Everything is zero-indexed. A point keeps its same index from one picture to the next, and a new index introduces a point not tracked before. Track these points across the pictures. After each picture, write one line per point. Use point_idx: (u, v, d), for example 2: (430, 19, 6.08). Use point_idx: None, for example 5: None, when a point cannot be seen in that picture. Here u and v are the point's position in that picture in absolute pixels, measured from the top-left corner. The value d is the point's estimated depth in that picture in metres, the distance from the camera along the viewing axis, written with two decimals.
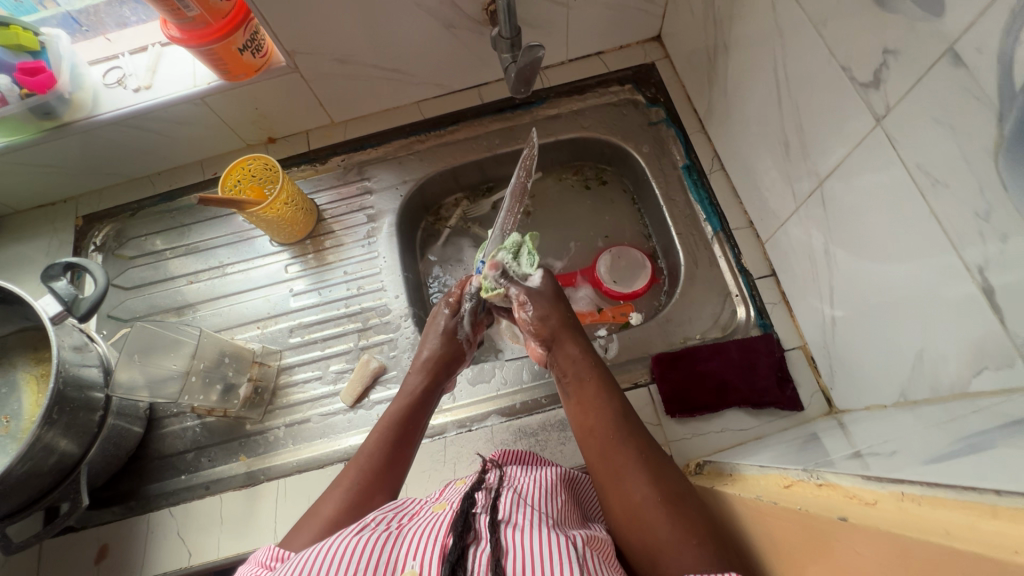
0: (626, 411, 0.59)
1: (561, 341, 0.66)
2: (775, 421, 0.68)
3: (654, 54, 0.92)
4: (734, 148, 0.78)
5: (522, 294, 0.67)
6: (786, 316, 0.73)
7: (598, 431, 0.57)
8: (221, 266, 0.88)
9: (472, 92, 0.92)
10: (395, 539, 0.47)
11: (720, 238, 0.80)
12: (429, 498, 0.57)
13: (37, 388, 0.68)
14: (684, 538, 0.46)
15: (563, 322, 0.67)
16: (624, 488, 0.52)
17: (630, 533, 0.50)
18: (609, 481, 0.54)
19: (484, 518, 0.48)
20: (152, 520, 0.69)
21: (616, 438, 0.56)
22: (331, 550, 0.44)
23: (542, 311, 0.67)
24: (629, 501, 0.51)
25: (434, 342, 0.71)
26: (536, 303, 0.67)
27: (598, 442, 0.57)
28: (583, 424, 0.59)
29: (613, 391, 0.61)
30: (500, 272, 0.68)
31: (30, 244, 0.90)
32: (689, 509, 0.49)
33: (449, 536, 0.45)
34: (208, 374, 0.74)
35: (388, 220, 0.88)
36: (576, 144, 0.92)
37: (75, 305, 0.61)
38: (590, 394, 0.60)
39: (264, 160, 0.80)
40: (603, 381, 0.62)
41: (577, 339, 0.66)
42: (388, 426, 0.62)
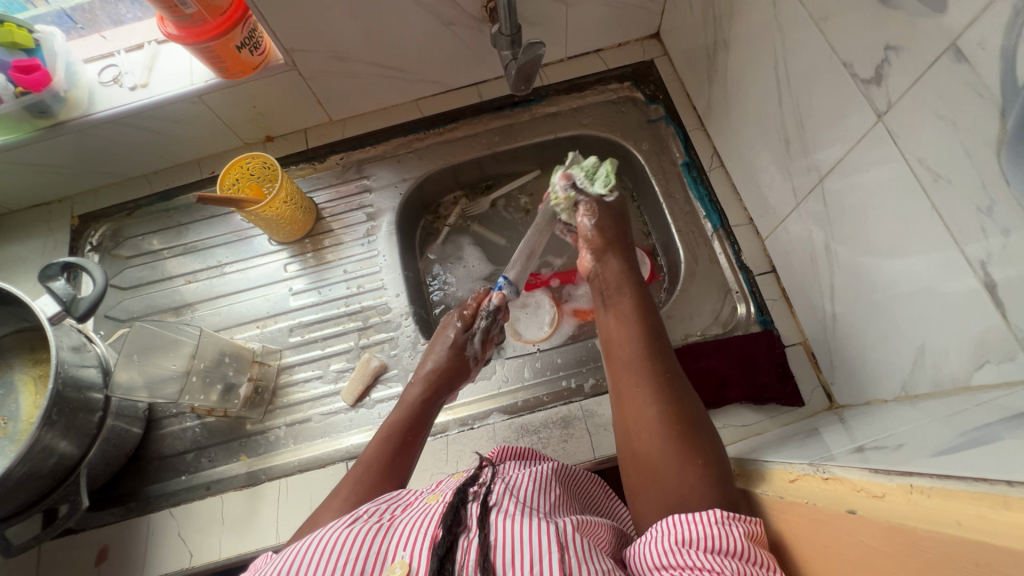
0: (659, 333, 0.61)
1: (606, 256, 0.68)
2: (775, 417, 0.68)
3: (653, 51, 0.92)
4: (735, 145, 0.78)
5: (589, 205, 0.69)
6: (786, 312, 0.74)
7: (629, 343, 0.60)
8: (220, 265, 0.88)
9: (471, 89, 0.92)
10: (386, 531, 0.47)
11: (720, 235, 0.80)
12: (425, 490, 0.56)
13: (35, 389, 0.67)
14: (689, 458, 0.49)
15: (616, 239, 0.69)
16: (641, 401, 0.55)
17: (636, 441, 0.53)
18: (629, 392, 0.56)
19: (476, 509, 0.48)
20: (152, 521, 0.69)
21: (644, 355, 0.58)
22: (322, 542, 0.45)
23: (603, 223, 0.69)
24: (643, 413, 0.54)
25: (439, 352, 0.71)
26: (599, 214, 0.69)
27: (627, 352, 0.59)
28: (612, 336, 0.62)
29: (648, 312, 0.63)
30: (570, 183, 0.69)
31: (25, 244, 0.89)
32: (699, 434, 0.52)
33: (439, 528, 0.45)
34: (208, 374, 0.74)
35: (387, 218, 0.88)
36: (576, 141, 0.92)
37: (73, 305, 0.60)
38: (628, 309, 0.63)
39: (263, 158, 0.79)
40: (642, 301, 0.64)
41: (624, 256, 0.68)
42: (388, 434, 0.63)
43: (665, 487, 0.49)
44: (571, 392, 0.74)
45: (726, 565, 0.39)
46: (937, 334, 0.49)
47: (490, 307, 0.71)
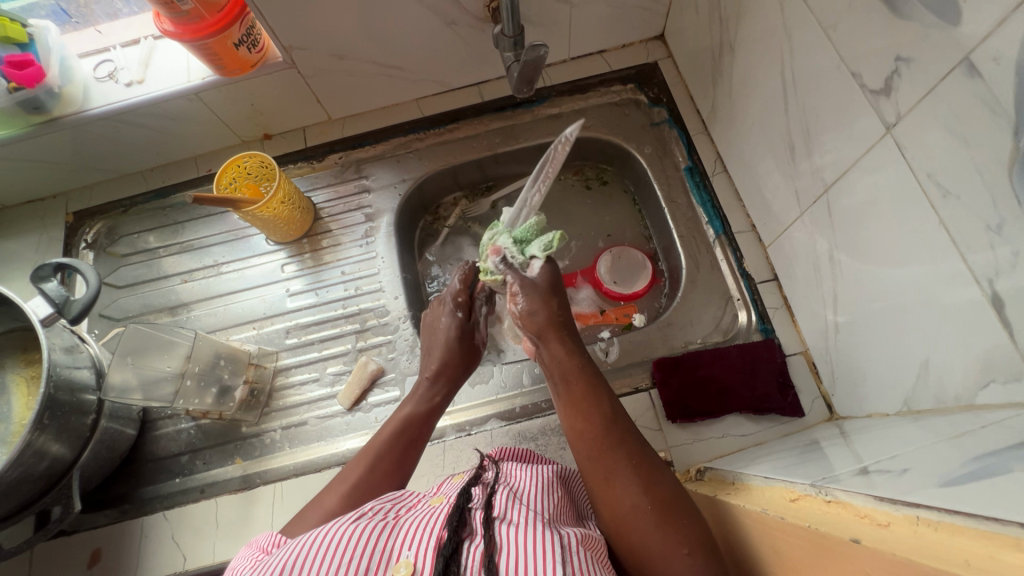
0: (617, 412, 0.57)
1: (547, 338, 0.63)
2: (775, 427, 0.68)
3: (657, 53, 0.91)
4: (739, 151, 0.77)
5: (515, 284, 0.65)
6: (788, 321, 0.73)
7: (587, 435, 0.55)
8: (217, 265, 0.87)
9: (472, 89, 0.91)
10: (391, 530, 0.46)
11: (721, 242, 0.79)
12: (426, 492, 0.56)
13: (27, 391, 0.66)
14: (676, 548, 0.46)
15: (550, 320, 0.64)
16: (615, 494, 0.51)
17: (621, 538, 0.50)
18: (601, 487, 0.52)
19: (479, 513, 0.47)
20: (146, 523, 0.69)
21: (608, 444, 0.54)
22: (329, 538, 0.44)
23: (534, 307, 0.64)
24: (619, 508, 0.50)
25: (442, 346, 0.69)
26: (528, 293, 0.65)
27: (587, 446, 0.54)
28: (571, 428, 0.57)
29: (602, 393, 0.58)
30: (500, 258, 0.68)
31: (19, 241, 0.88)
32: (679, 515, 0.49)
33: (445, 531, 0.45)
34: (203, 377, 0.73)
35: (386, 219, 0.87)
36: (578, 144, 0.91)
37: (66, 307, 0.59)
38: (579, 397, 0.58)
39: (260, 157, 0.78)
40: (592, 384, 0.59)
41: (564, 337, 0.63)
42: (398, 430, 0.62)
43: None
44: None
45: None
46: (941, 351, 0.48)
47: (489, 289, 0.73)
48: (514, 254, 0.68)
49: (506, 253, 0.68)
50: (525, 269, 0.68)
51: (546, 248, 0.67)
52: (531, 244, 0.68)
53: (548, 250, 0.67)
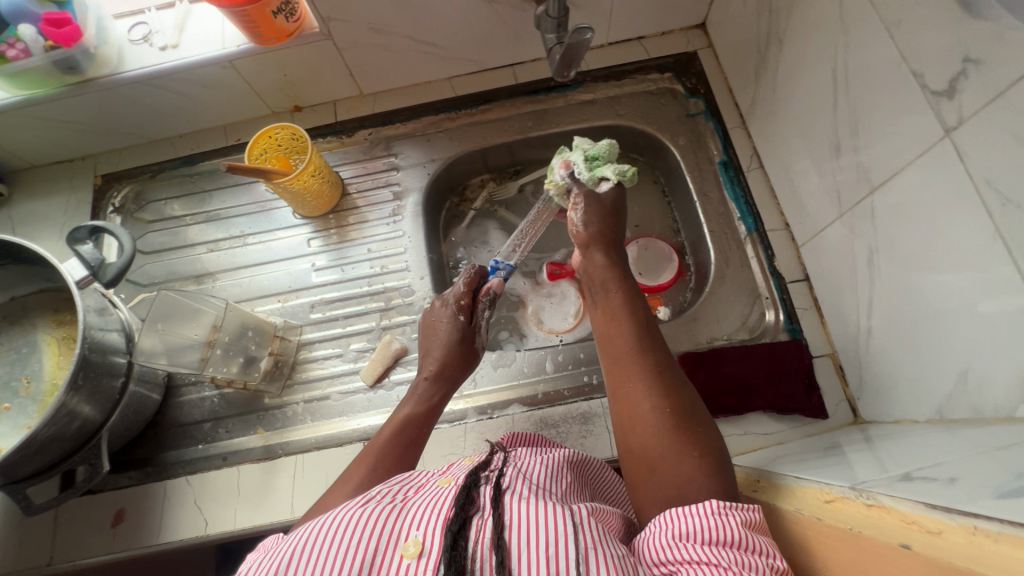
0: (650, 326, 0.62)
1: (592, 249, 0.69)
2: (798, 427, 0.67)
3: (697, 42, 0.89)
4: (777, 147, 0.76)
5: (579, 195, 0.71)
6: (817, 322, 0.72)
7: (618, 340, 0.60)
8: (242, 236, 0.87)
9: (506, 71, 0.89)
10: (399, 511, 0.47)
11: (753, 239, 0.78)
12: (437, 471, 0.57)
13: (59, 350, 0.66)
14: (685, 451, 0.50)
15: (602, 233, 0.70)
16: (635, 394, 0.55)
17: (632, 438, 0.54)
18: (622, 387, 0.57)
19: (486, 491, 0.48)
20: (169, 487, 0.70)
21: (635, 348, 0.59)
22: (337, 521, 0.45)
23: (590, 222, 0.70)
24: (636, 407, 0.55)
25: (441, 340, 0.70)
26: (588, 205, 0.70)
27: (617, 349, 0.60)
28: (604, 334, 0.63)
29: (636, 307, 0.63)
30: (569, 172, 0.71)
31: (46, 201, 0.88)
32: (692, 422, 0.52)
33: (452, 509, 0.45)
34: (230, 346, 0.74)
35: (413, 198, 0.86)
36: (610, 132, 0.90)
37: (102, 270, 0.59)
38: (615, 306, 0.63)
39: (292, 129, 0.78)
40: (629, 295, 0.64)
41: (609, 251, 0.69)
42: (400, 429, 0.62)
43: (663, 479, 0.49)
44: (592, 388, 0.73)
45: (723, 556, 0.40)
46: (982, 360, 0.48)
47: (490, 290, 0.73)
48: (586, 171, 0.69)
49: (576, 168, 0.71)
50: (592, 186, 0.71)
51: (618, 174, 0.69)
52: (604, 166, 0.70)
53: (619, 176, 0.69)
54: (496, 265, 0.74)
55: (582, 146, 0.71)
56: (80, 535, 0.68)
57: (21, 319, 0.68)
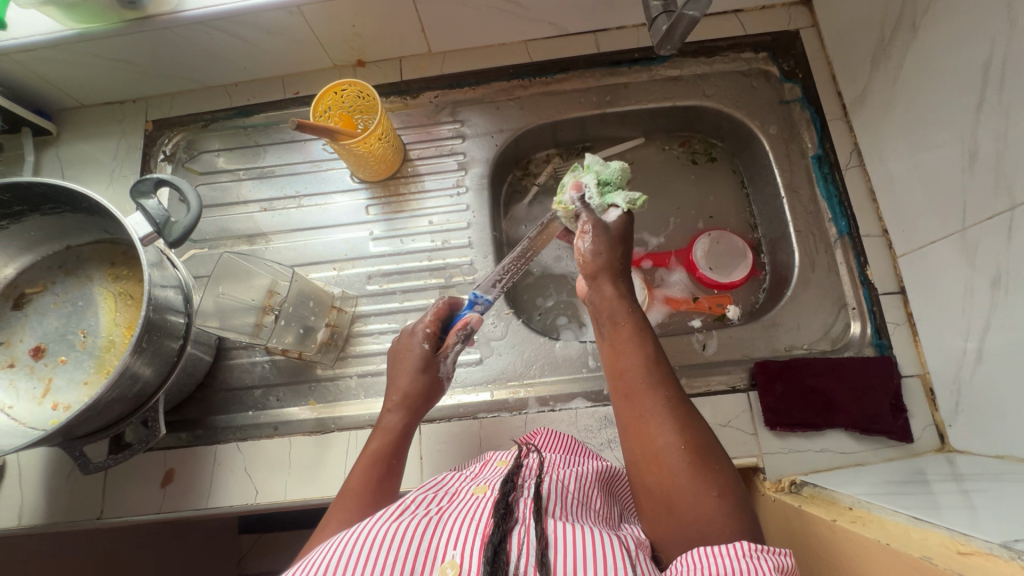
0: (660, 353, 0.55)
1: (601, 281, 0.59)
2: (880, 450, 0.64)
3: (800, 22, 0.81)
4: (888, 146, 0.69)
5: (587, 222, 0.62)
6: (909, 339, 0.67)
7: (629, 375, 0.53)
8: (297, 197, 0.82)
9: (587, 37, 0.82)
10: (437, 524, 0.45)
11: (844, 243, 0.73)
12: (468, 476, 0.56)
13: (115, 307, 0.64)
14: (705, 491, 0.47)
15: (610, 263, 0.60)
16: (649, 432, 0.50)
17: (648, 476, 0.50)
18: (634, 423, 0.51)
19: (524, 505, 0.47)
20: (218, 454, 0.68)
21: (646, 383, 0.52)
22: (371, 534, 0.42)
23: (596, 249, 0.60)
24: (652, 445, 0.50)
25: (410, 373, 0.62)
26: (598, 234, 0.61)
27: (626, 384, 0.53)
28: (611, 364, 0.55)
29: (646, 337, 0.55)
30: (580, 195, 0.65)
31: (96, 143, 0.84)
32: (711, 460, 0.49)
33: (491, 521, 0.44)
34: (291, 317, 0.70)
35: (478, 170, 0.81)
36: (693, 113, 0.84)
37: (167, 228, 0.56)
38: (626, 337, 0.55)
39: (361, 86, 0.72)
40: (639, 321, 0.56)
41: (620, 282, 0.59)
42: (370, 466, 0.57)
43: (685, 521, 0.47)
44: None
45: None
46: None
47: (466, 326, 0.62)
48: (595, 196, 0.64)
49: (586, 192, 0.65)
50: (601, 214, 0.65)
51: (628, 203, 0.64)
52: (614, 192, 0.65)
53: (630, 205, 0.64)
54: (476, 297, 0.64)
55: (595, 167, 0.66)
56: (130, 493, 0.68)
57: (76, 270, 0.65)
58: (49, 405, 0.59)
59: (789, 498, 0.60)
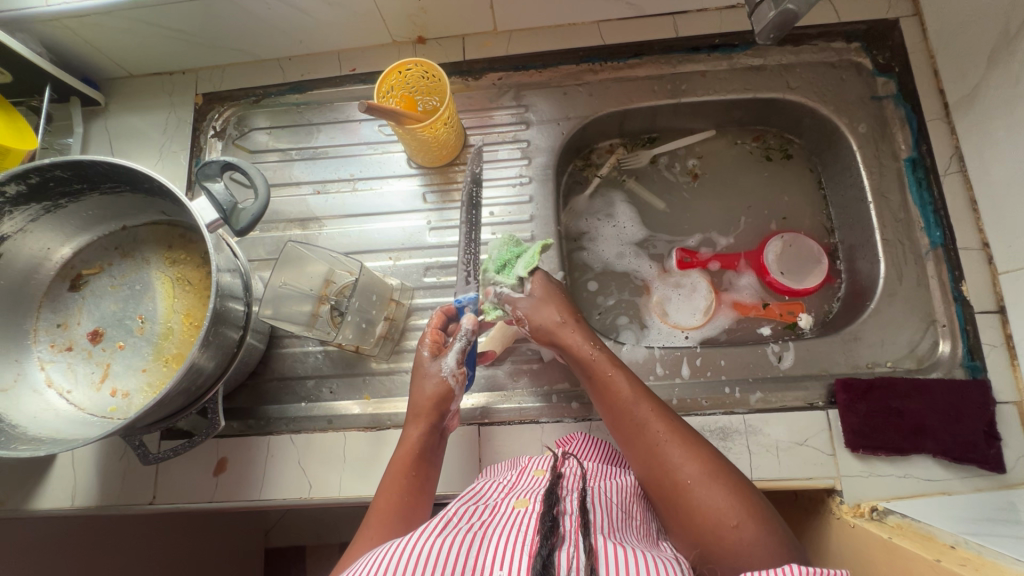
0: (640, 387, 0.58)
1: (563, 334, 0.62)
2: (969, 480, 0.60)
3: (900, 9, 0.74)
4: (999, 152, 0.63)
5: (515, 313, 0.64)
6: (1006, 363, 0.63)
7: (619, 420, 0.56)
8: (352, 180, 0.79)
9: (665, 20, 0.77)
10: (481, 541, 0.42)
11: (937, 255, 0.68)
12: (505, 485, 0.53)
13: (173, 292, 0.61)
14: (721, 520, 0.47)
15: (554, 321, 0.63)
16: (655, 473, 0.52)
17: (672, 514, 0.51)
18: (642, 465, 0.54)
19: (568, 519, 0.44)
20: (273, 445, 0.67)
21: (635, 424, 0.55)
22: (413, 551, 0.40)
23: (532, 318, 0.64)
24: (662, 484, 0.52)
25: (422, 383, 0.59)
26: (528, 306, 0.64)
27: (621, 431, 0.56)
28: (606, 412, 0.58)
29: (621, 378, 0.58)
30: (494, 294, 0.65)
31: (145, 116, 0.81)
32: (718, 484, 0.49)
33: (537, 535, 0.41)
34: (359, 314, 0.66)
35: (542, 160, 0.77)
36: (773, 106, 0.78)
37: (233, 215, 0.53)
38: (604, 384, 0.58)
39: (427, 65, 0.68)
40: (612, 365, 0.59)
41: (578, 331, 0.62)
42: (398, 483, 0.54)
43: (716, 556, 0.47)
44: (733, 401, 0.66)
45: None
46: None
47: (461, 330, 0.59)
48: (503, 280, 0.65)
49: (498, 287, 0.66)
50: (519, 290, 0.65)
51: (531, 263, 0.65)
52: (515, 264, 0.66)
53: (531, 267, 0.65)
54: (461, 301, 0.62)
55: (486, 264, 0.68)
56: (180, 480, 0.67)
57: (132, 252, 0.63)
58: (108, 391, 0.58)
59: (871, 527, 0.57)
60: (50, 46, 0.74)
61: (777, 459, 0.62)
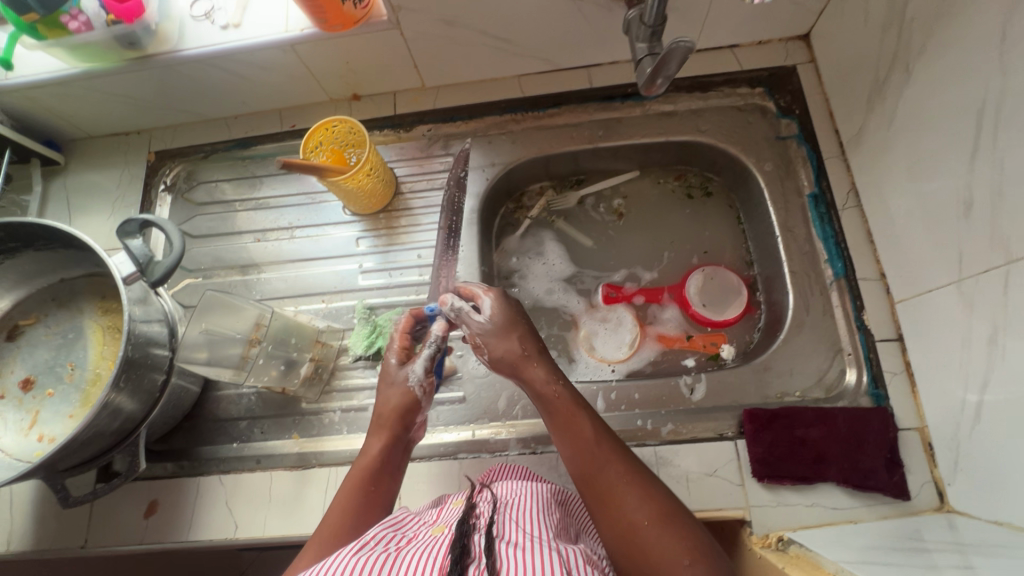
0: (602, 426, 0.57)
1: (527, 364, 0.61)
2: (874, 507, 0.61)
3: (797, 56, 0.80)
4: (885, 187, 0.67)
5: (474, 338, 0.64)
6: (906, 390, 0.64)
7: (579, 452, 0.54)
8: (291, 228, 0.83)
9: (580, 72, 0.83)
10: (390, 565, 0.42)
11: (840, 285, 0.71)
12: (428, 521, 0.53)
13: (103, 339, 0.65)
14: (676, 558, 0.46)
15: (519, 350, 0.61)
16: (613, 509, 0.51)
17: (623, 553, 0.49)
18: (599, 502, 0.52)
19: (480, 539, 0.44)
20: (202, 486, 0.69)
21: (599, 460, 0.53)
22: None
23: (496, 348, 0.62)
24: (620, 522, 0.50)
25: (387, 391, 0.63)
26: (489, 331, 0.63)
27: (581, 465, 0.54)
28: (564, 445, 0.56)
29: (584, 417, 0.56)
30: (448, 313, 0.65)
31: (102, 173, 0.87)
32: (675, 526, 0.49)
33: (445, 558, 0.41)
34: (273, 353, 0.70)
35: (469, 204, 0.81)
36: (687, 148, 0.82)
37: (150, 268, 0.57)
38: (568, 415, 0.57)
39: (350, 122, 0.73)
40: (577, 400, 0.58)
41: (545, 363, 0.61)
42: (344, 507, 0.55)
43: None
44: (645, 433, 0.68)
45: None
46: None
47: (431, 338, 0.65)
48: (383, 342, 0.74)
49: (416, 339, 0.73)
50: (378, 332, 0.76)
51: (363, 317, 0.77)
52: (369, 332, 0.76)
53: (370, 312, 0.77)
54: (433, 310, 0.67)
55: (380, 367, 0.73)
56: (112, 524, 0.68)
57: (69, 303, 0.67)
58: (35, 437, 0.61)
59: (773, 556, 0.57)
60: (12, 113, 0.80)
61: (686, 490, 0.63)
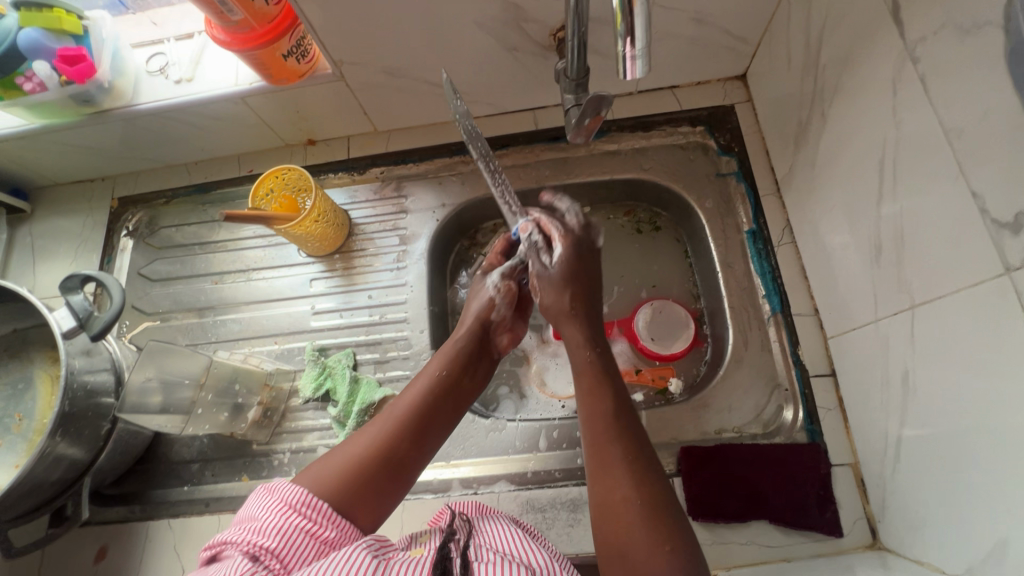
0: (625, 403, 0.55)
1: (563, 323, 0.62)
2: (808, 544, 0.61)
3: (735, 96, 0.82)
4: (814, 225, 0.68)
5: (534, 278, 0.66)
6: (839, 425, 0.65)
7: (596, 418, 0.53)
8: (247, 271, 0.85)
9: (526, 114, 0.85)
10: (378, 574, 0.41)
11: (777, 321, 0.72)
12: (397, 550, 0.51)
13: (51, 389, 0.67)
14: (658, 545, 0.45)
15: (566, 307, 0.62)
16: (609, 481, 0.49)
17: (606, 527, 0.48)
18: (597, 469, 0.50)
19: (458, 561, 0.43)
20: (152, 530, 0.70)
21: (612, 433, 0.52)
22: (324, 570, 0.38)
23: (547, 298, 0.64)
24: (612, 492, 0.48)
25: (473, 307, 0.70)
26: (544, 279, 0.65)
27: (592, 431, 0.53)
28: (582, 410, 0.55)
29: (611, 388, 0.56)
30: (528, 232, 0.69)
31: (65, 220, 0.89)
32: (670, 517, 0.46)
33: None
34: (217, 397, 0.72)
35: (419, 245, 0.83)
36: (632, 185, 0.84)
37: (89, 322, 0.58)
38: (596, 381, 0.56)
39: (298, 170, 0.76)
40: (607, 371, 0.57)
41: (585, 329, 0.61)
42: (391, 419, 0.57)
43: None
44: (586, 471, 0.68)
45: None
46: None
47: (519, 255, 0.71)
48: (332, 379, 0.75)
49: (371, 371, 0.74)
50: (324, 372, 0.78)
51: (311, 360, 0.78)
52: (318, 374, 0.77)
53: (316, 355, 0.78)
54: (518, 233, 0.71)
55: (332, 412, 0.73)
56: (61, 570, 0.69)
57: (20, 353, 0.69)
58: None
59: None
60: None
61: None
